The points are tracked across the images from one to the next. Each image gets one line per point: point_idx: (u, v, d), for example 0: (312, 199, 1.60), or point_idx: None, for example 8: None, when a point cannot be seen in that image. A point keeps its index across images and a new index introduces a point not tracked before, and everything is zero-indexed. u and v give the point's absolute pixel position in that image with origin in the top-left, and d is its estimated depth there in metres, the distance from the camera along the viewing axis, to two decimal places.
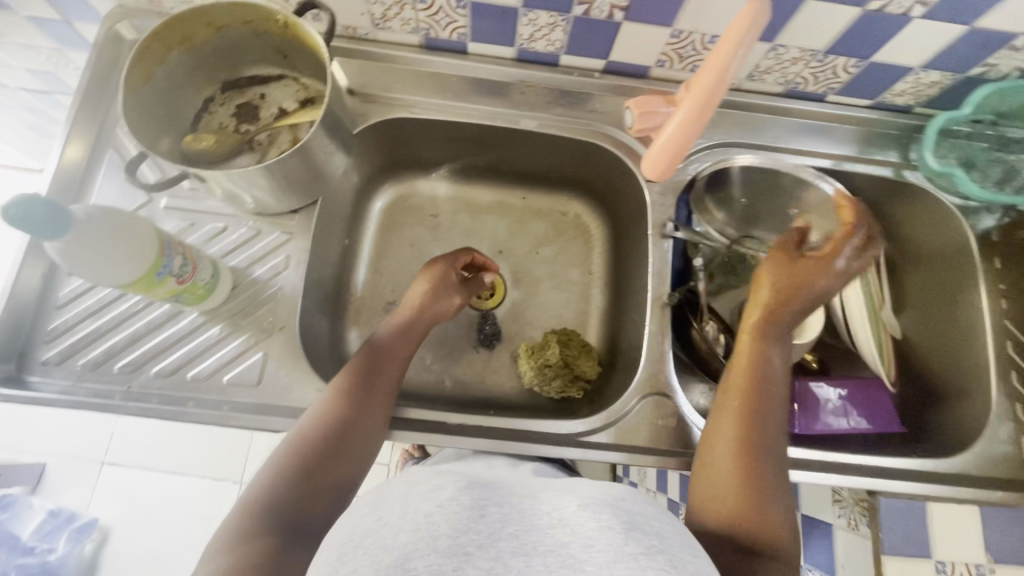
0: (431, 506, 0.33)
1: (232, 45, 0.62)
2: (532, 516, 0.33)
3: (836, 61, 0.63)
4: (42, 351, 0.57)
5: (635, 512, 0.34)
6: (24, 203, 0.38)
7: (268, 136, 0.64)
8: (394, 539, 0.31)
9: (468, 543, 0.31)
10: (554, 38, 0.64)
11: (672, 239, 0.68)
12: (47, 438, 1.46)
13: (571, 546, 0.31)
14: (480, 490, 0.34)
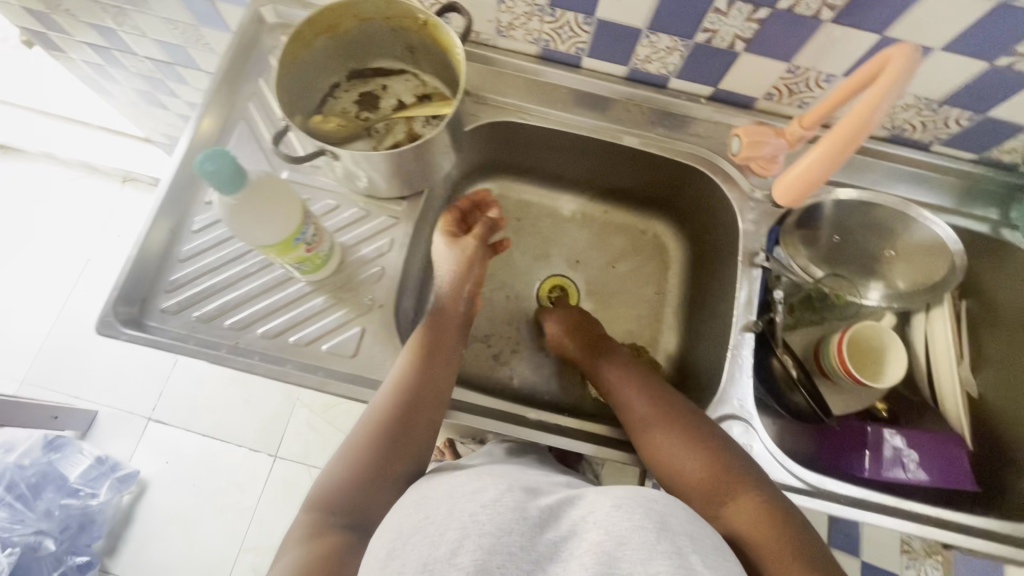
0: (475, 505, 0.44)
1: (368, 37, 0.67)
2: (570, 522, 0.43)
3: (949, 112, 0.64)
4: (163, 300, 0.61)
5: (667, 516, 0.42)
6: (215, 156, 0.42)
7: (385, 125, 0.67)
8: (443, 534, 0.41)
9: (510, 541, 0.40)
10: (669, 62, 0.67)
11: (762, 269, 0.70)
12: (102, 388, 1.53)
13: (606, 545, 0.40)
14: (521, 497, 0.45)
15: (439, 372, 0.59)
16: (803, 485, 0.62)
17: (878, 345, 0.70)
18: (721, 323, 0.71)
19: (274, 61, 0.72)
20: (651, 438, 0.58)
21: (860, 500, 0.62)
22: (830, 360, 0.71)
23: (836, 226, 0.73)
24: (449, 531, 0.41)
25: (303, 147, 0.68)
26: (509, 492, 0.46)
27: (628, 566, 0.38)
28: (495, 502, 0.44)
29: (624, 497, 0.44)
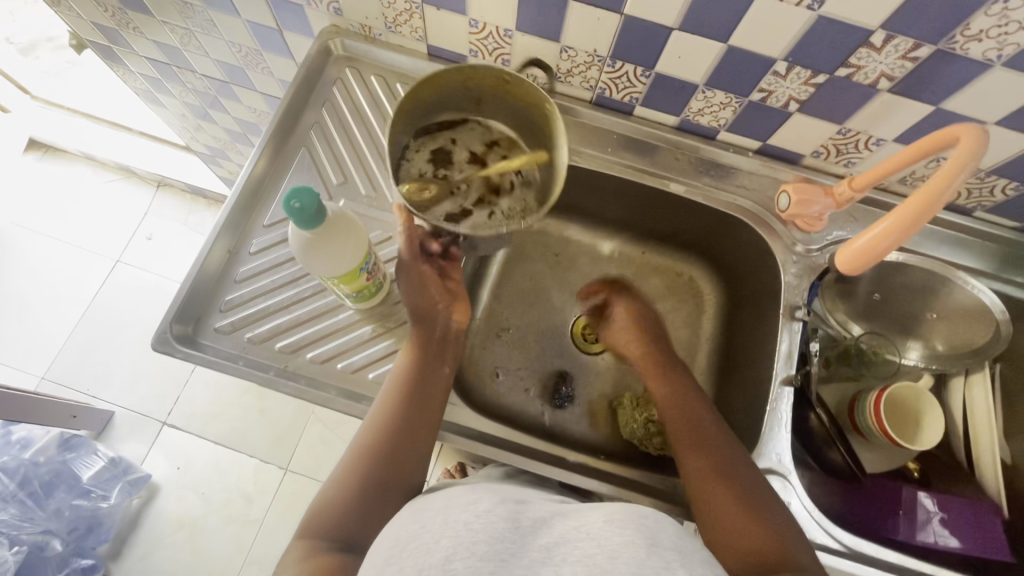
0: (469, 515, 0.45)
1: (439, 99, 0.65)
2: (561, 532, 0.45)
3: (996, 182, 0.65)
4: (216, 319, 0.62)
5: (659, 532, 0.44)
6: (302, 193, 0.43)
7: (465, 181, 0.68)
8: (438, 540, 0.43)
9: (503, 550, 0.41)
10: (720, 115, 0.69)
11: (802, 322, 0.70)
12: (121, 389, 1.54)
13: (597, 556, 0.40)
14: (512, 509, 0.47)
15: (432, 379, 0.60)
16: (839, 546, 0.62)
17: (915, 406, 0.70)
18: (756, 374, 0.72)
19: (337, 91, 0.74)
20: (696, 482, 0.57)
21: (895, 564, 0.62)
22: (865, 418, 0.71)
23: (877, 285, 0.74)
24: (440, 545, 0.42)
25: (359, 177, 0.70)
26: (502, 505, 0.48)
27: (618, 574, 0.38)
28: (489, 512, 0.46)
29: (616, 515, 0.46)
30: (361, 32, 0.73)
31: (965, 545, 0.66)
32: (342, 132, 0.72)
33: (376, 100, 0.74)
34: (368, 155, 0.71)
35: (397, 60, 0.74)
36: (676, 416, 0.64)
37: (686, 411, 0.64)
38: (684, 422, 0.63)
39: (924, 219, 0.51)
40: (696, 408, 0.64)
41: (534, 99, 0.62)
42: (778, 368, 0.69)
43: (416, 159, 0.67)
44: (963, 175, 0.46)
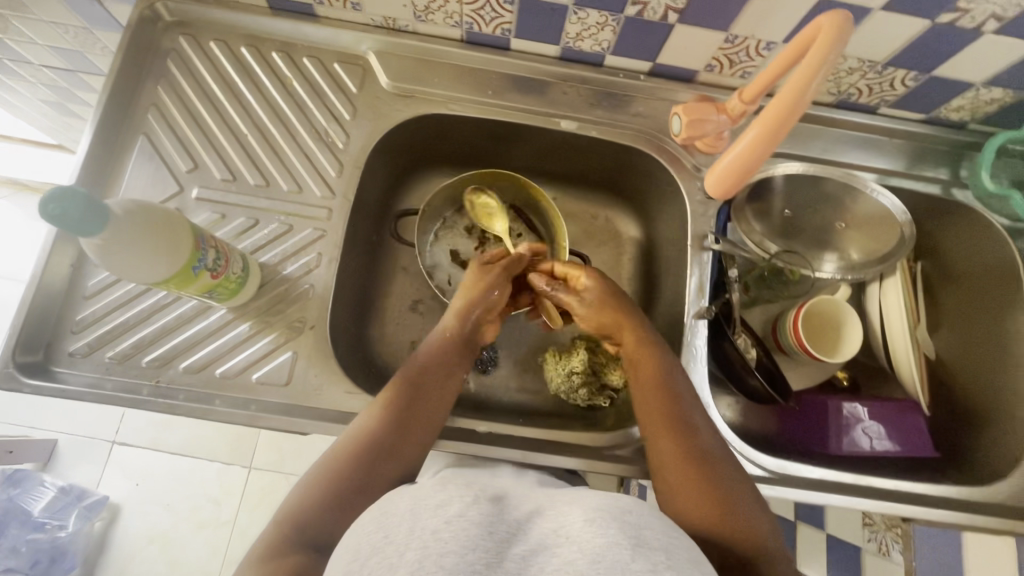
0: (438, 523, 0.33)
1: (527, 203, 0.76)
2: (536, 538, 0.33)
3: (895, 73, 0.61)
4: (69, 342, 0.56)
5: (643, 529, 0.33)
6: (60, 198, 0.37)
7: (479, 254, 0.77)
8: (401, 557, 0.31)
9: (474, 562, 0.30)
10: (601, 38, 0.62)
11: (711, 252, 0.68)
12: (59, 416, 1.46)
13: (577, 565, 0.30)
14: (488, 507, 0.35)
15: (428, 402, 0.56)
16: (761, 472, 0.61)
17: (835, 318, 0.69)
18: (675, 310, 0.69)
19: (172, 64, 0.65)
20: (661, 445, 0.52)
21: (823, 481, 0.61)
22: (788, 338, 0.70)
23: (788, 201, 0.71)
24: (406, 554, 0.31)
25: (212, 161, 0.63)
26: (476, 502, 0.35)
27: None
28: (459, 515, 0.33)
29: (599, 508, 0.34)
30: None
31: (903, 447, 0.66)
32: (185, 113, 0.64)
33: (219, 69, 0.65)
34: (218, 135, 0.64)
35: (234, 18, 0.65)
36: (650, 394, 0.55)
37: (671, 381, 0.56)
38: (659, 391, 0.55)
39: (789, 124, 0.50)
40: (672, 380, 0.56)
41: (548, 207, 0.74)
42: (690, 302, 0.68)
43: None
44: (822, 74, 0.45)
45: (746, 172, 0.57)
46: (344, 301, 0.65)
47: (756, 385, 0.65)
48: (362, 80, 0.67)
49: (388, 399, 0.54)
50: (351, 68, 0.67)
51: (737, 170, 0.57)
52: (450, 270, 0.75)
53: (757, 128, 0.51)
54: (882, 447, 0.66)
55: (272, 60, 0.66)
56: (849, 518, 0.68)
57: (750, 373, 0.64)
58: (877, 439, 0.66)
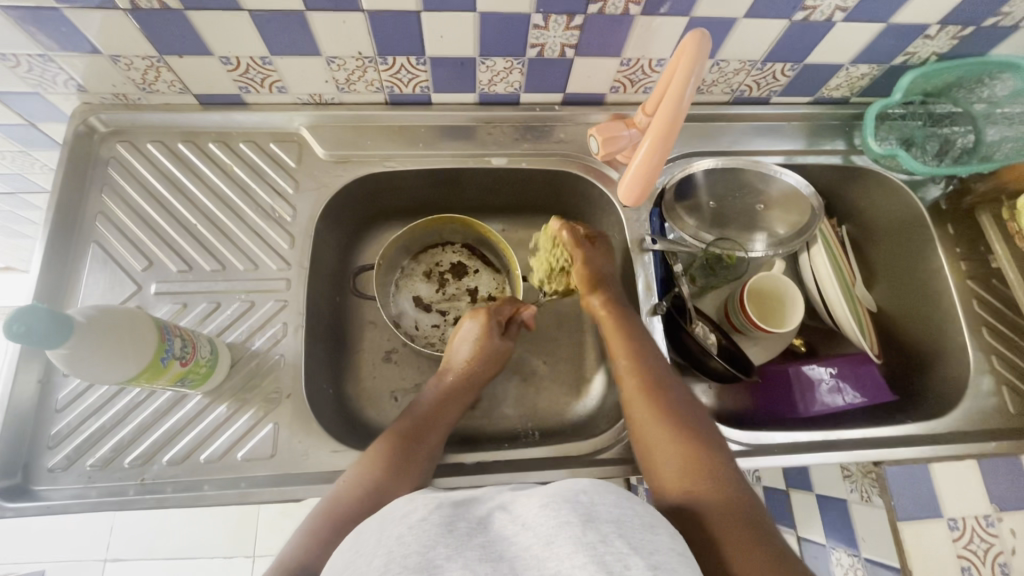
0: (404, 528, 0.36)
1: (481, 240, 0.80)
2: (498, 528, 0.36)
3: (774, 67, 0.68)
4: (48, 458, 0.56)
5: (595, 504, 0.37)
6: (24, 316, 0.39)
7: (443, 296, 0.81)
8: (370, 563, 0.34)
9: (436, 555, 0.33)
10: (512, 80, 0.68)
11: (652, 252, 0.73)
12: (44, 544, 1.37)
13: (532, 548, 0.34)
14: (451, 510, 0.37)
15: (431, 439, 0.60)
16: (737, 446, 0.64)
17: (776, 291, 0.75)
18: (632, 312, 0.74)
19: (114, 172, 0.68)
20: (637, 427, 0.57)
21: (799, 444, 0.64)
22: (739, 316, 0.74)
23: (711, 193, 0.76)
24: (375, 559, 0.34)
25: (166, 256, 0.65)
26: (439, 508, 0.38)
27: (555, 563, 0.32)
28: (423, 520, 0.36)
29: (556, 494, 0.38)
30: (117, 102, 0.67)
31: (868, 397, 0.70)
32: (133, 215, 0.67)
33: (161, 168, 0.69)
34: (169, 230, 0.66)
35: (167, 118, 0.69)
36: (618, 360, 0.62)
37: (641, 361, 0.61)
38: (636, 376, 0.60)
39: (677, 128, 0.55)
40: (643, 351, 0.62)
41: (496, 241, 0.78)
42: (642, 301, 0.72)
43: (445, 255, 0.82)
44: (692, 82, 0.51)
45: (654, 177, 0.62)
46: (316, 363, 0.67)
47: (717, 367, 0.68)
48: (299, 154, 0.71)
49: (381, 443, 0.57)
50: (286, 145, 0.71)
51: (645, 176, 0.62)
52: (415, 316, 0.78)
53: (652, 137, 0.57)
54: (849, 401, 0.70)
55: (210, 150, 0.70)
56: (831, 474, 0.71)
57: (709, 357, 0.67)
58: (841, 394, 0.70)
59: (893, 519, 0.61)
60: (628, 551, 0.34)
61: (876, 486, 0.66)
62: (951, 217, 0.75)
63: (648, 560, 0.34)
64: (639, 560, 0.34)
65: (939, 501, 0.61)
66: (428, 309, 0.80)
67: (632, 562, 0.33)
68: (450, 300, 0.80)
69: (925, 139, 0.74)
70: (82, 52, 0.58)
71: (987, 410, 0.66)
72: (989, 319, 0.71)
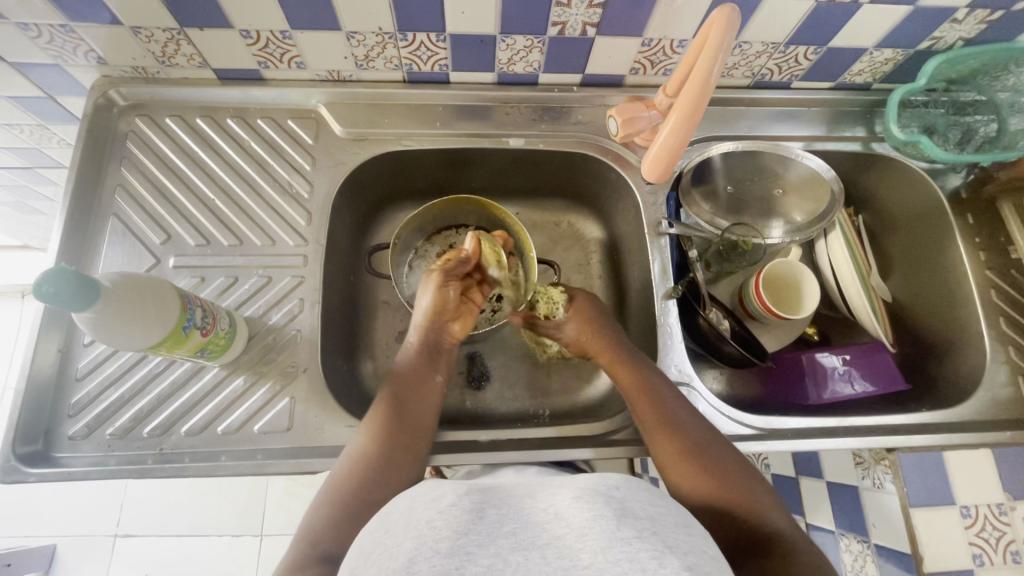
0: (432, 514, 0.37)
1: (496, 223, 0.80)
2: (530, 515, 0.37)
3: (796, 51, 0.68)
4: (68, 426, 0.57)
5: (627, 501, 0.38)
6: (54, 277, 0.39)
7: None
8: (400, 546, 0.35)
9: (467, 543, 0.34)
10: (531, 59, 0.67)
11: (667, 235, 0.73)
12: (55, 518, 1.39)
13: (566, 537, 0.34)
14: (480, 496, 0.38)
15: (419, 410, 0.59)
16: (750, 431, 0.64)
17: (791, 278, 0.74)
18: (647, 296, 0.74)
19: (132, 146, 0.68)
20: (661, 455, 0.55)
21: (812, 429, 0.64)
22: (754, 304, 0.74)
23: (729, 177, 0.76)
24: (405, 544, 0.35)
25: (183, 230, 0.66)
26: (469, 494, 0.39)
27: (588, 555, 0.33)
28: (452, 506, 0.37)
29: (587, 487, 0.38)
30: (136, 76, 0.67)
31: (880, 387, 0.70)
32: (151, 188, 0.67)
33: (179, 143, 0.69)
34: (187, 205, 0.67)
35: (186, 93, 0.69)
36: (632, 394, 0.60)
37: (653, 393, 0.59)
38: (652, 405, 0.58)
39: (701, 104, 0.55)
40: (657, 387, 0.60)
41: (511, 224, 0.78)
42: (657, 284, 0.72)
43: (460, 237, 0.82)
44: (719, 59, 0.50)
45: (676, 156, 0.62)
46: (332, 340, 0.67)
47: (732, 351, 0.68)
48: (316, 131, 0.71)
49: (376, 422, 0.56)
50: (304, 122, 0.71)
51: (666, 155, 0.62)
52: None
53: (676, 114, 0.57)
54: (861, 390, 0.70)
55: (228, 126, 0.70)
56: (842, 461, 0.71)
57: (725, 342, 0.67)
58: (854, 383, 0.70)
59: (904, 504, 0.61)
60: (663, 549, 0.34)
61: (888, 474, 0.64)
62: (971, 207, 0.75)
63: (684, 561, 0.34)
64: (674, 560, 0.34)
65: (951, 490, 0.61)
66: None
67: (667, 561, 0.33)
68: None
69: (947, 127, 0.74)
70: (104, 23, 0.58)
71: (1000, 401, 0.66)
72: (1007, 310, 0.70)
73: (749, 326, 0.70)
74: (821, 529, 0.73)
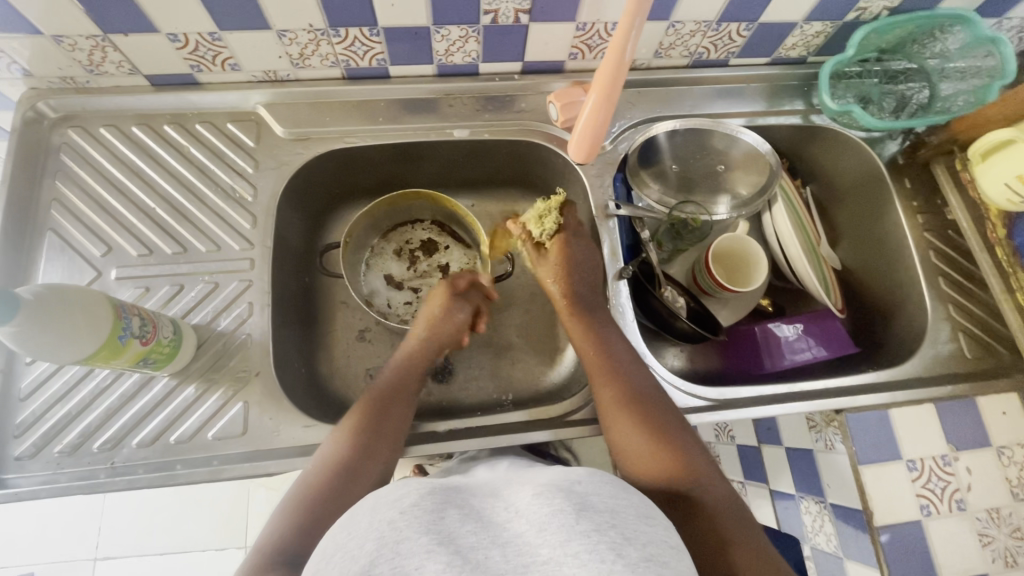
0: (396, 514, 0.37)
1: (449, 215, 0.81)
2: (492, 515, 0.38)
3: (729, 28, 0.69)
4: (14, 447, 0.56)
5: (588, 495, 0.39)
6: None
7: (416, 273, 0.81)
8: (362, 548, 0.35)
9: (428, 543, 0.34)
10: (469, 49, 0.67)
11: (616, 218, 0.74)
12: (31, 546, 1.35)
13: (525, 534, 0.36)
14: (444, 496, 0.39)
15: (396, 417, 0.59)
16: (705, 402, 0.65)
17: (741, 252, 0.76)
18: (600, 278, 0.74)
19: (67, 158, 0.67)
20: (616, 425, 0.56)
21: (764, 397, 0.66)
22: (706, 280, 0.75)
23: (675, 156, 0.77)
24: (367, 545, 0.35)
25: (125, 240, 0.65)
26: (432, 493, 0.39)
27: (547, 551, 0.34)
28: (414, 506, 0.38)
29: (548, 486, 0.40)
30: (66, 87, 0.65)
31: (832, 351, 0.72)
32: (89, 201, 0.65)
33: (115, 153, 0.67)
34: (128, 215, 0.66)
35: (121, 102, 0.67)
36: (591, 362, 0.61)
37: (612, 360, 0.61)
38: (607, 373, 0.60)
39: (617, 78, 0.56)
40: (618, 355, 0.61)
41: (462, 215, 0.79)
42: (608, 266, 0.73)
43: (415, 232, 0.82)
44: (632, 35, 0.51)
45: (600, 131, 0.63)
46: (287, 342, 0.67)
47: (684, 327, 0.70)
48: (258, 133, 0.70)
49: (351, 432, 0.56)
50: (245, 125, 0.70)
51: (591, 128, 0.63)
52: (387, 294, 0.79)
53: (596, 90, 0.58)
54: (814, 355, 0.72)
55: (166, 133, 0.69)
56: (798, 426, 0.73)
57: (677, 319, 0.69)
58: (807, 349, 0.72)
59: (854, 463, 0.62)
60: (622, 541, 0.36)
61: (838, 434, 0.65)
62: (908, 172, 0.77)
63: (642, 552, 0.36)
64: (633, 552, 0.35)
65: (897, 445, 0.62)
66: (401, 286, 0.80)
67: (625, 552, 0.35)
68: (422, 277, 0.81)
69: (881, 96, 0.75)
70: (24, 33, 0.56)
71: (944, 357, 0.69)
72: (946, 269, 0.72)
73: (700, 302, 0.71)
74: (783, 494, 0.77)
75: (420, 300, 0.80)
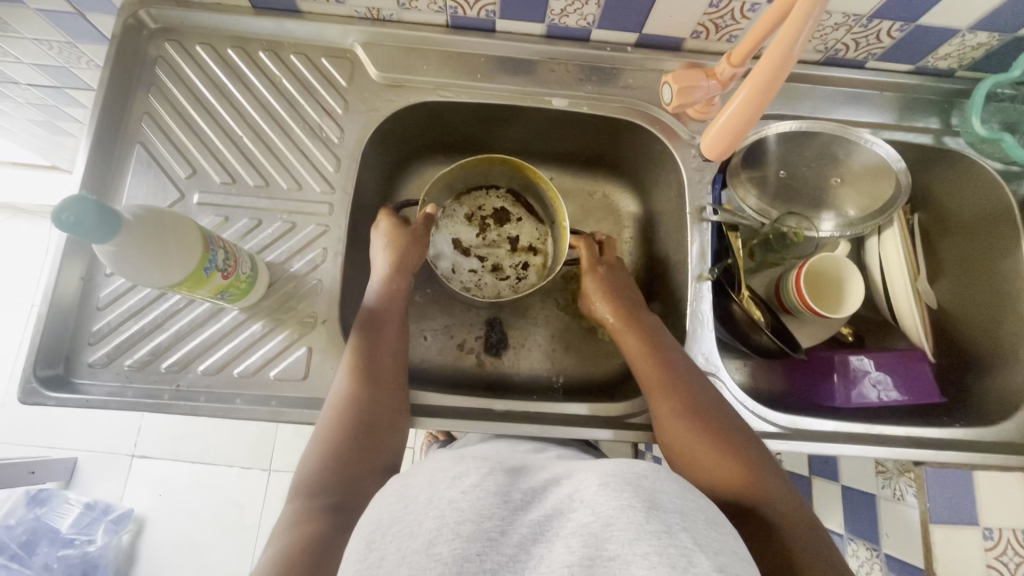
0: (455, 493, 0.35)
1: (528, 186, 0.77)
2: (555, 501, 0.35)
3: (880, 26, 0.61)
4: (88, 353, 0.57)
5: (658, 491, 0.35)
6: (75, 207, 0.38)
7: (484, 241, 0.78)
8: (420, 526, 0.33)
9: (490, 528, 0.32)
10: (586, 12, 0.62)
11: (712, 221, 0.68)
12: (77, 433, 1.44)
13: (591, 525, 0.32)
14: (504, 479, 0.37)
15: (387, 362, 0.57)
16: (774, 429, 0.62)
17: (835, 274, 0.70)
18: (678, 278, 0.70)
19: (160, 72, 0.65)
20: (673, 428, 0.54)
21: (836, 433, 0.62)
22: (791, 297, 0.70)
23: (782, 162, 0.71)
24: (426, 522, 0.33)
25: (209, 165, 0.64)
26: (492, 475, 0.37)
27: (616, 547, 0.30)
28: (474, 487, 0.35)
29: (614, 474, 0.36)
30: None
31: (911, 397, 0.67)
32: (179, 121, 0.64)
33: (209, 74, 0.66)
34: (213, 139, 0.64)
35: (221, 21, 0.65)
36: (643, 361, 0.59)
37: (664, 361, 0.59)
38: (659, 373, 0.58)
39: (778, 78, 0.52)
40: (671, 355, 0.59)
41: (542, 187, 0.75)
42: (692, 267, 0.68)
43: (489, 199, 0.79)
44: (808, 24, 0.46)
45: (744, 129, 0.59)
46: (353, 293, 0.66)
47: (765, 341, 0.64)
48: (351, 73, 0.67)
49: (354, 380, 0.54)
50: (339, 62, 0.67)
51: (734, 128, 0.58)
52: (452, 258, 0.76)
53: (748, 87, 0.54)
54: (890, 398, 0.67)
55: (260, 60, 0.66)
56: (863, 468, 0.69)
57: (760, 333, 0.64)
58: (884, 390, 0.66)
59: (926, 521, 0.58)
60: (693, 548, 0.32)
61: (912, 487, 0.61)
62: None
63: (713, 560, 0.31)
64: (704, 559, 0.31)
65: (977, 509, 0.59)
66: (467, 252, 0.78)
67: (697, 559, 0.31)
68: (489, 247, 0.78)
69: None
70: None
71: None
72: None
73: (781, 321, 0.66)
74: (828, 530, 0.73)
75: (484, 270, 0.77)
